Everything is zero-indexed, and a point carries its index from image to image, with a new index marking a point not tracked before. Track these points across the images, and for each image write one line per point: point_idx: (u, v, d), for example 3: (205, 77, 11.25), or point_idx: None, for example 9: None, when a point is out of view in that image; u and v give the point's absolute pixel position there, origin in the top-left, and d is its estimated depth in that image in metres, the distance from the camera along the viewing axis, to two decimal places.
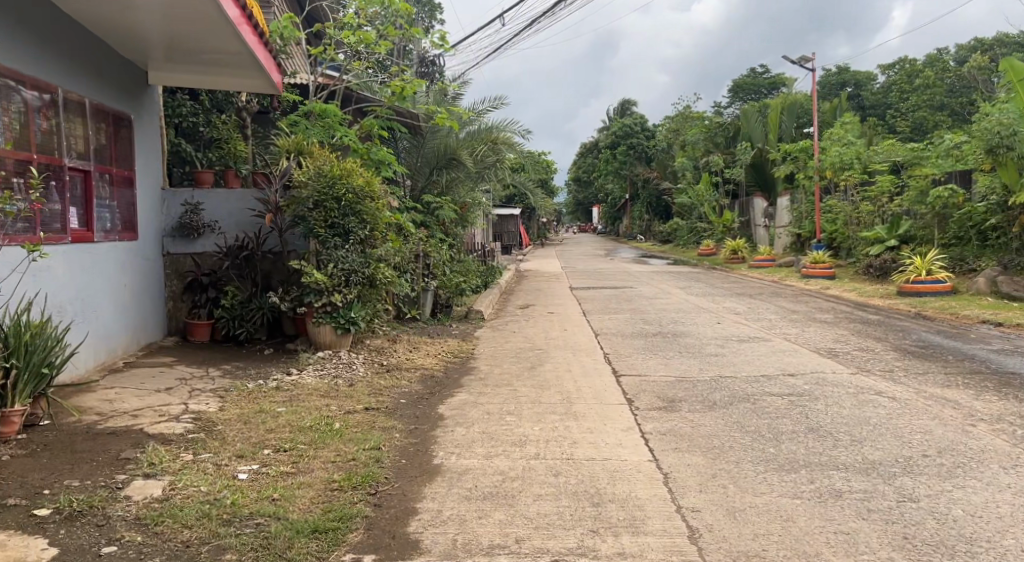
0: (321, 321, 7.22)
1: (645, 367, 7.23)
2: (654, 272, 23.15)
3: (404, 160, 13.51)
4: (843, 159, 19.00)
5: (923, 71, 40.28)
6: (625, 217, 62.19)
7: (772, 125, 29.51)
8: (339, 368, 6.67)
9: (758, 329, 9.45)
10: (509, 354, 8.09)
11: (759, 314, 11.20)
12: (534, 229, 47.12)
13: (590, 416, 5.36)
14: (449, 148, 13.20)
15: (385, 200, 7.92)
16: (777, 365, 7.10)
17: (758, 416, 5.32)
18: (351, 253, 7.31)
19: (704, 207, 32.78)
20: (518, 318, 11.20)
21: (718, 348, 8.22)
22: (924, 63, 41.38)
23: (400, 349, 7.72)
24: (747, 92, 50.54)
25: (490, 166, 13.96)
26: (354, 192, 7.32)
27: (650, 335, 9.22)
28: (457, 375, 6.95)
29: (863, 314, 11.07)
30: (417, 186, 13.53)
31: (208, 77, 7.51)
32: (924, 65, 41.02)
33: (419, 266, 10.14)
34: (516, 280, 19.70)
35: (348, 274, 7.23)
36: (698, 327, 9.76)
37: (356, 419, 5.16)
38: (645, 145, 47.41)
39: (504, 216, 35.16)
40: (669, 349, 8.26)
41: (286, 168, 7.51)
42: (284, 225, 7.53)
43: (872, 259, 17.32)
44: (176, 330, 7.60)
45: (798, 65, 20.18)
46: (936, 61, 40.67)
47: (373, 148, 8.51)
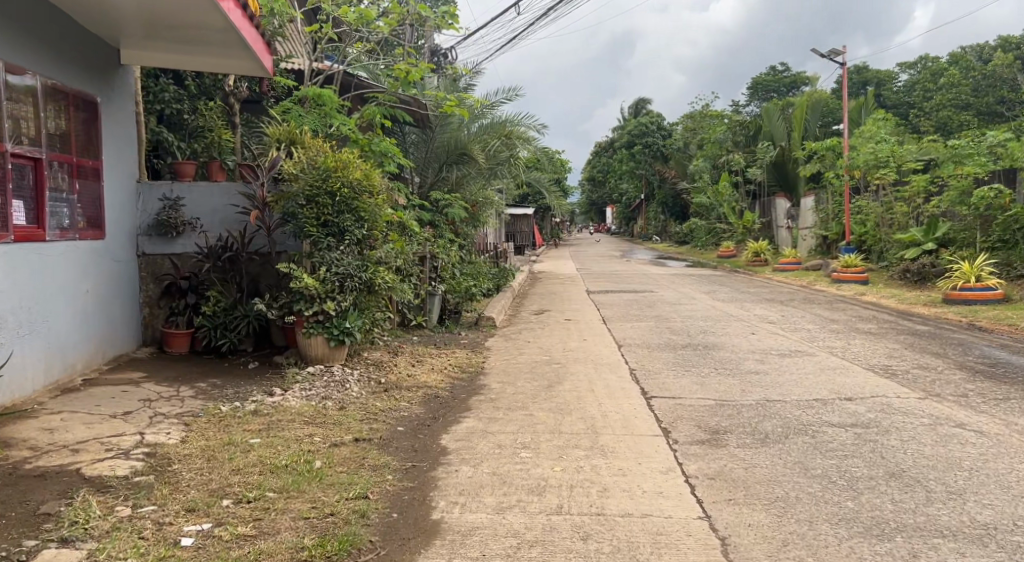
0: (311, 331, 6.41)
1: (678, 388, 6.37)
2: (673, 274, 22.24)
3: (411, 155, 12.76)
4: (879, 156, 17.88)
5: (947, 70, 39.08)
6: (639, 218, 61.14)
7: (795, 123, 28.45)
8: (331, 387, 5.84)
9: (799, 342, 8.55)
10: (523, 369, 7.26)
11: (795, 323, 10.29)
12: (548, 229, 46.18)
13: (621, 454, 4.52)
14: (461, 142, 12.40)
15: (386, 196, 7.12)
16: (830, 386, 6.21)
17: (822, 454, 4.45)
18: (346, 255, 6.51)
19: (724, 207, 31.75)
20: (533, 326, 10.35)
21: (757, 364, 7.35)
22: (947, 61, 40.17)
23: (401, 363, 6.89)
24: (764, 90, 49.39)
25: (504, 162, 13.16)
26: (350, 186, 6.51)
27: (680, 349, 8.35)
28: (466, 396, 6.11)
29: (910, 324, 10.14)
30: (426, 183, 12.77)
31: (189, 58, 6.71)
32: (947, 63, 39.83)
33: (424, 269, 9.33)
34: (530, 282, 18.88)
35: (342, 279, 6.43)
36: (731, 340, 8.87)
37: (342, 456, 4.33)
38: (661, 144, 46.43)
39: (517, 216, 34.31)
40: (702, 365, 7.40)
41: (275, 159, 6.70)
42: (273, 223, 6.73)
43: (908, 263, 16.33)
44: (152, 339, 6.84)
45: (827, 58, 19.16)
46: (960, 59, 39.47)
47: (375, 139, 7.73)
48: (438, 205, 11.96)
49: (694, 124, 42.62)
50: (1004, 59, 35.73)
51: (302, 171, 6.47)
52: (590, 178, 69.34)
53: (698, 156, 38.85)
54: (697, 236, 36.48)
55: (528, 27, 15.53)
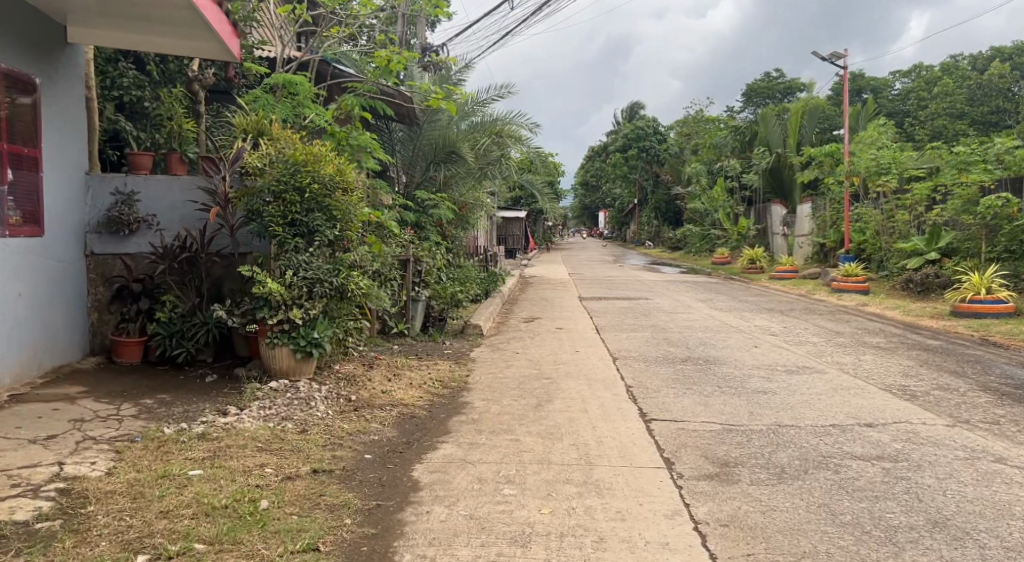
0: (276, 342, 5.80)
1: (680, 409, 5.79)
2: (667, 280, 21.72)
3: (398, 154, 12.29)
4: (881, 162, 17.37)
5: (942, 78, 38.85)
6: (633, 222, 60.64)
7: (792, 129, 28.03)
8: (293, 406, 5.23)
9: (806, 357, 7.99)
10: (510, 384, 6.67)
11: (799, 336, 9.76)
12: (540, 232, 45.58)
13: (619, 493, 3.93)
14: (449, 139, 11.83)
15: (362, 194, 6.53)
16: (848, 410, 5.64)
17: (850, 496, 3.88)
18: (316, 258, 5.92)
19: (719, 213, 31.26)
20: (523, 335, 9.77)
21: (763, 382, 6.77)
22: (942, 70, 39.94)
23: (375, 378, 6.29)
24: (759, 96, 49.11)
25: (494, 162, 12.58)
26: (321, 182, 5.93)
27: (679, 363, 7.77)
28: (446, 416, 5.51)
29: (919, 338, 9.61)
30: (413, 181, 12.25)
31: (146, 39, 6.07)
32: (942, 72, 39.59)
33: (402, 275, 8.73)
34: (521, 287, 18.31)
35: (311, 284, 5.83)
36: (733, 354, 8.30)
37: (295, 494, 3.71)
38: (655, 149, 45.98)
39: (509, 219, 33.72)
40: (704, 381, 6.83)
41: (239, 151, 6.10)
42: (236, 222, 6.12)
43: (910, 273, 15.87)
44: (101, 348, 6.19)
45: (828, 62, 18.75)
46: (955, 67, 39.24)
47: (353, 132, 7.15)
48: (422, 205, 11.36)
49: (689, 129, 42.21)
50: (1000, 68, 35.44)
51: (268, 166, 5.88)
52: (583, 181, 68.80)
53: (692, 161, 38.38)
54: (691, 242, 36.01)
55: (522, 23, 14.98)
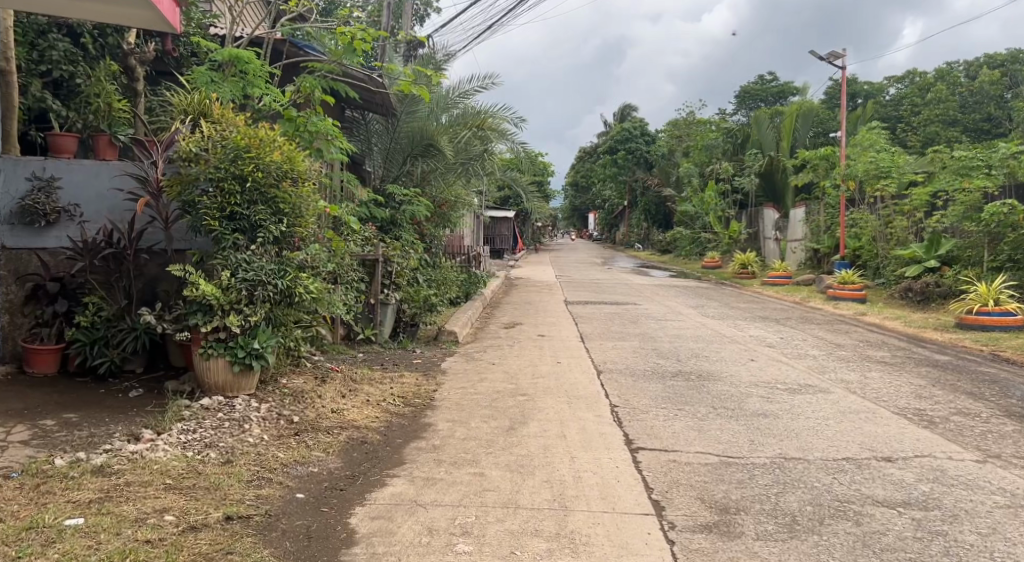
0: (209, 352, 5.05)
1: (672, 436, 5.08)
2: (656, 284, 21.09)
3: (375, 147, 11.75)
4: (881, 165, 16.76)
5: (934, 84, 38.46)
6: (622, 224, 60.12)
7: (786, 132, 27.47)
8: (222, 429, 4.49)
9: (808, 374, 7.31)
10: (482, 401, 5.95)
11: (798, 348, 9.10)
12: (529, 233, 44.95)
13: (598, 551, 3.23)
14: (427, 131, 11.15)
15: (316, 185, 5.78)
16: (862, 439, 4.96)
17: (878, 558, 3.19)
18: (259, 257, 5.18)
19: (710, 217, 30.70)
20: (502, 343, 9.08)
21: (763, 402, 6.09)
22: (935, 76, 39.54)
23: (327, 393, 5.55)
24: (752, 99, 48.70)
25: (475, 157, 11.89)
26: (266, 170, 5.19)
27: (670, 379, 7.07)
28: (403, 443, 4.77)
29: (926, 352, 8.98)
30: (390, 177, 11.60)
31: (70, 3, 5.28)
32: (936, 78, 39.19)
33: (364, 279, 8.08)
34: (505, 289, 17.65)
35: (252, 287, 5.09)
36: (728, 369, 7.61)
37: (193, 553, 2.97)
38: (645, 150, 45.44)
39: (497, 219, 33.01)
40: (698, 401, 6.15)
41: (173, 134, 5.35)
42: (171, 214, 5.38)
43: (908, 281, 15.31)
44: (12, 355, 5.43)
45: (826, 61, 18.21)
46: (948, 72, 38.85)
47: (311, 117, 6.42)
48: (395, 202, 10.66)
49: (680, 132, 41.67)
50: (992, 75, 35.12)
51: (207, 150, 5.14)
52: (573, 182, 68.20)
53: (684, 163, 37.83)
54: (681, 245, 35.44)
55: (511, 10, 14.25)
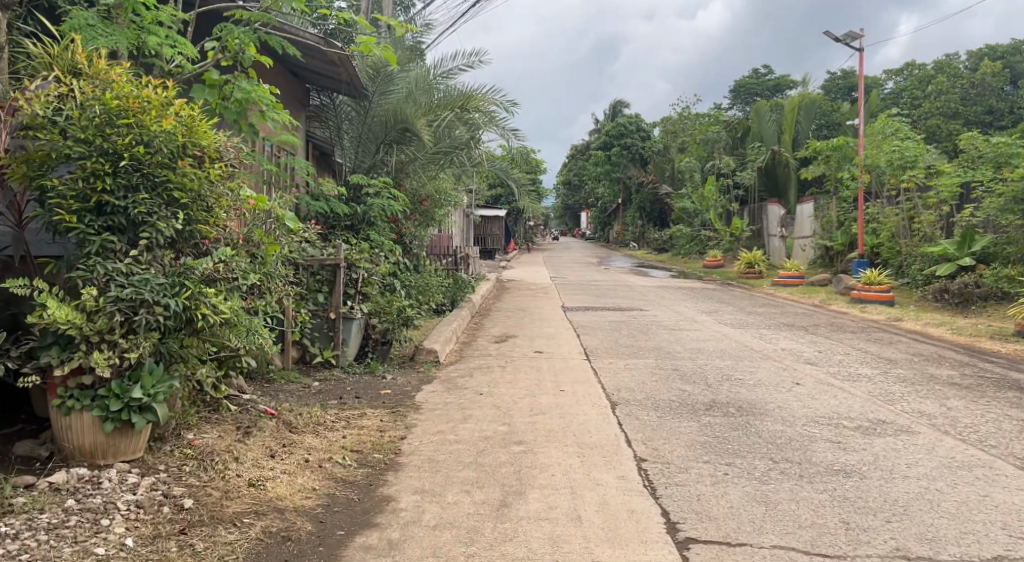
0: (67, 404, 3.44)
1: (731, 517, 3.57)
2: (659, 286, 19.63)
3: (347, 134, 10.24)
4: (906, 155, 15.33)
5: (934, 76, 37.16)
6: (616, 223, 58.72)
7: (789, 124, 26.25)
8: (62, 530, 2.93)
9: (875, 405, 5.83)
10: (466, 456, 4.44)
11: (846, 366, 7.64)
12: (521, 232, 43.45)
13: None
14: (402, 113, 9.63)
15: (231, 166, 4.18)
16: (1003, 521, 3.48)
17: None
18: (143, 266, 3.58)
19: (710, 213, 29.30)
20: (491, 364, 7.57)
21: (837, 451, 4.63)
22: (935, 68, 38.24)
23: (249, 452, 3.99)
24: (747, 93, 47.41)
25: (462, 147, 10.26)
26: (151, 142, 3.56)
27: (704, 416, 5.59)
28: (344, 540, 3.24)
29: (997, 369, 7.54)
30: (361, 167, 10.10)
31: None
32: (935, 69, 37.89)
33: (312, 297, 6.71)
34: (496, 293, 16.23)
35: (131, 310, 3.49)
36: (772, 399, 6.13)
37: None
38: (640, 145, 44.01)
39: (489, 218, 31.61)
40: (751, 450, 4.68)
41: (21, 94, 3.73)
42: (23, 206, 3.78)
43: (940, 281, 13.90)
44: None
45: (842, 43, 16.86)
46: (948, 63, 37.55)
47: (237, 82, 4.89)
48: (358, 197, 9.23)
49: (676, 127, 40.35)
50: (994, 66, 33.87)
51: (63, 112, 3.50)
52: (566, 180, 66.73)
53: (681, 159, 36.45)
54: (680, 243, 34.03)
55: None
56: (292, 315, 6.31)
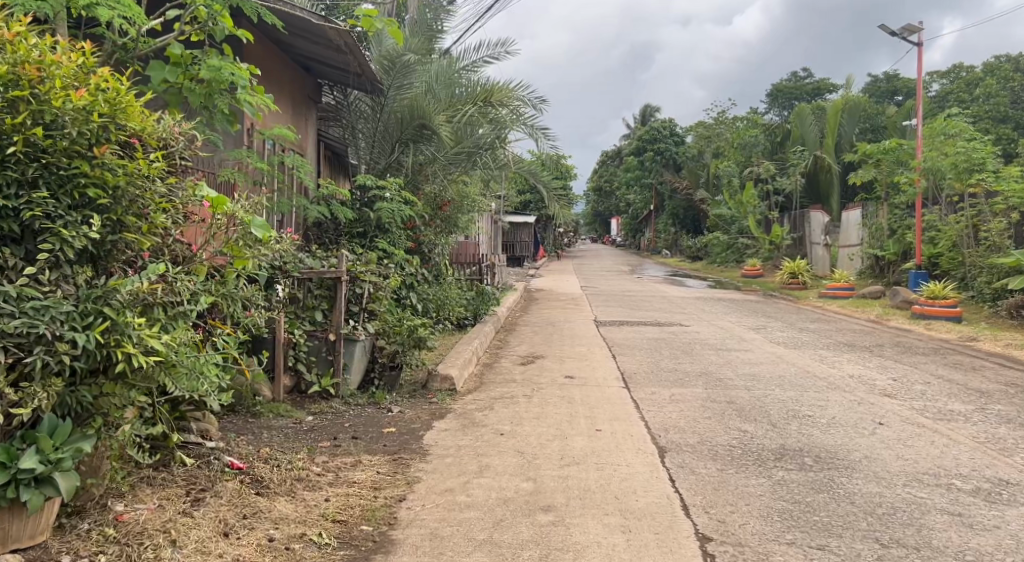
0: None
1: None
2: (696, 297, 18.50)
3: (362, 133, 9.40)
4: (974, 157, 14.21)
5: (984, 79, 35.40)
6: (647, 230, 57.38)
7: (832, 128, 24.98)
8: None
9: (989, 458, 4.70)
10: (479, 530, 3.46)
11: (933, 400, 6.49)
12: (550, 239, 42.33)
13: None
14: (419, 108, 8.73)
15: (177, 159, 3.29)
16: None
17: None
18: (43, 289, 2.68)
19: (749, 220, 27.95)
20: (515, 392, 6.60)
21: (962, 531, 3.55)
22: (982, 70, 36.50)
23: (192, 530, 3.04)
24: (784, 97, 45.93)
25: (486, 147, 9.40)
26: (55, 122, 2.68)
27: (776, 469, 4.52)
28: None
29: None
30: (376, 168, 9.26)
31: None
32: (983, 72, 36.14)
33: (304, 323, 5.89)
34: (524, 305, 15.28)
35: (22, 349, 2.58)
36: (856, 446, 5.04)
37: None
38: (674, 151, 42.79)
39: (517, 224, 30.69)
40: (847, 525, 3.63)
41: None
42: None
43: (1014, 296, 12.56)
44: None
45: (898, 37, 15.64)
46: (998, 66, 35.77)
47: (205, 58, 4.03)
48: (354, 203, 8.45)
49: (711, 132, 39.08)
50: None
51: None
52: (596, 187, 65.64)
53: (717, 164, 35.12)
54: (716, 252, 32.65)
55: None
56: (283, 337, 5.61)
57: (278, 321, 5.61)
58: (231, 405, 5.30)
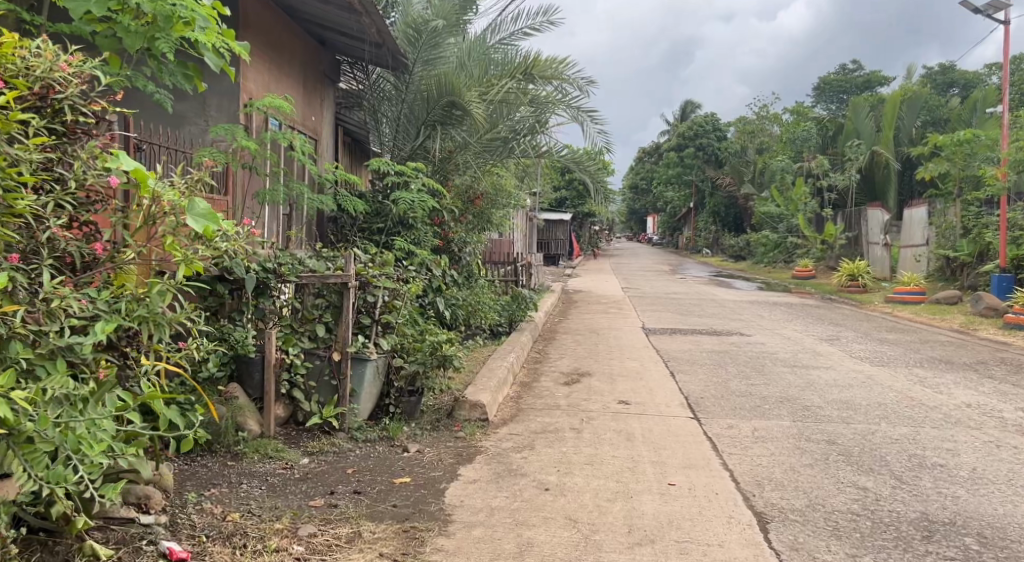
0: None
1: None
2: (748, 300, 17.09)
3: (387, 115, 8.28)
4: None
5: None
6: (686, 229, 55.62)
7: (890, 121, 23.25)
8: None
9: None
10: None
11: None
12: (587, 238, 40.90)
13: None
14: (447, 81, 7.56)
15: (69, 121, 2.76)
16: None
17: None
18: None
19: (799, 218, 26.33)
20: (560, 423, 5.44)
21: None
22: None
23: None
24: (832, 90, 43.83)
25: (524, 132, 8.42)
26: None
27: (931, 558, 3.23)
28: None
29: None
30: (399, 152, 8.20)
31: None
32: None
33: (304, 335, 4.87)
34: (561, 308, 14.13)
35: None
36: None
37: None
38: (716, 146, 41.08)
39: (552, 222, 29.46)
40: None
41: None
42: None
43: None
44: None
45: (982, 15, 13.99)
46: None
47: None
48: (373, 197, 7.43)
49: (755, 126, 37.32)
50: None
51: None
52: (632, 185, 64.11)
53: (763, 160, 33.43)
54: (762, 251, 30.94)
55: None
56: (274, 358, 4.59)
57: (270, 338, 4.58)
58: (208, 442, 4.34)
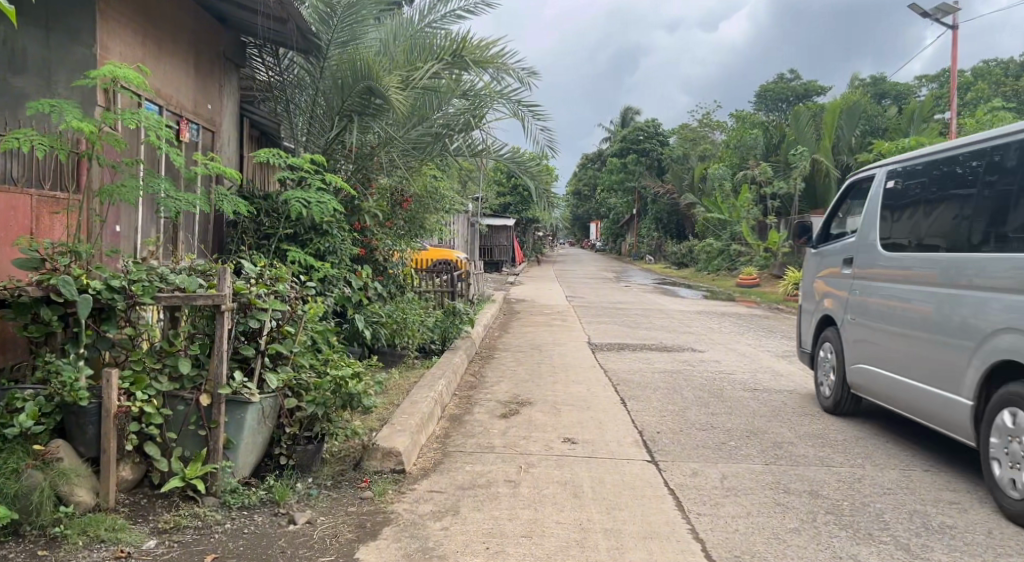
0: None
1: None
2: (694, 310, 16.51)
3: (298, 103, 7.22)
4: None
5: (975, 82, 33.70)
6: (629, 236, 55.60)
7: (830, 130, 23.25)
8: None
9: None
10: None
11: None
12: (530, 243, 40.08)
13: None
14: (360, 62, 6.55)
15: None
16: None
17: None
18: None
19: (742, 225, 26.16)
20: (492, 472, 4.47)
21: None
22: (973, 74, 34.98)
23: None
24: (770, 100, 44.36)
25: (458, 128, 7.42)
26: None
27: None
28: None
29: None
30: (314, 147, 7.14)
31: None
32: (974, 75, 34.57)
33: (163, 372, 3.78)
34: (502, 320, 13.21)
35: None
36: None
37: None
38: (659, 153, 41.00)
39: (495, 227, 28.49)
40: None
41: None
42: None
43: None
44: None
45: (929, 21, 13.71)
46: (988, 68, 34.28)
47: None
48: (278, 198, 6.35)
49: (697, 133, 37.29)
50: None
51: None
52: (576, 191, 63.95)
53: (705, 167, 33.34)
54: (705, 258, 30.73)
55: None
56: (115, 406, 3.50)
57: (110, 379, 3.49)
58: (12, 523, 3.23)
